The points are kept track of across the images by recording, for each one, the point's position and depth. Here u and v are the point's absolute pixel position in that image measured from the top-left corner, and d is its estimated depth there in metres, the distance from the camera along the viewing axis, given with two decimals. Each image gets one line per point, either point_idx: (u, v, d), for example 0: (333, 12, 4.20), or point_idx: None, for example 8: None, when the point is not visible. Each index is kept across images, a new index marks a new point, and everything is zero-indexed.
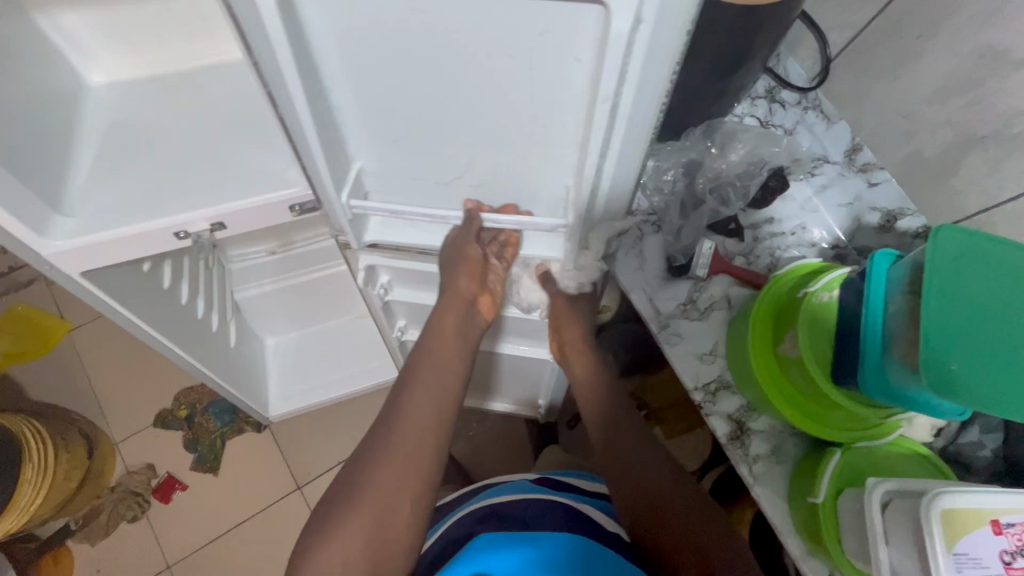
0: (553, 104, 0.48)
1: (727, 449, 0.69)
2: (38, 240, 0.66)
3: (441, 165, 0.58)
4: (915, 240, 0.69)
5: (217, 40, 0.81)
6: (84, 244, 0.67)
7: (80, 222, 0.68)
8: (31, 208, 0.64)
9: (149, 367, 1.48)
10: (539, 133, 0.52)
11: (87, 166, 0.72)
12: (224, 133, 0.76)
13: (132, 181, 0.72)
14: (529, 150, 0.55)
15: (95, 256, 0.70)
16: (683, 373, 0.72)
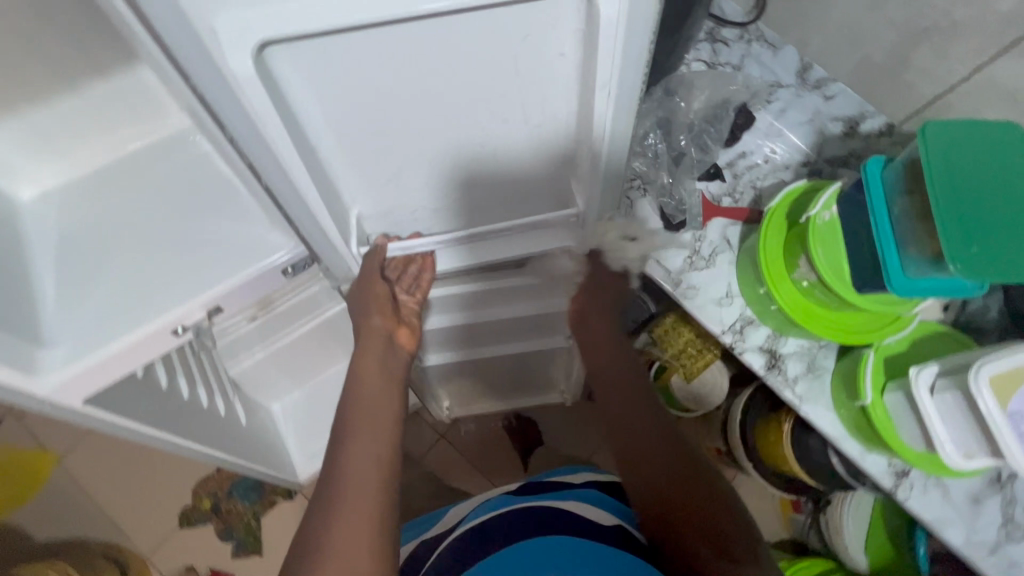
0: (543, 98, 0.49)
1: (768, 379, 0.72)
2: (31, 381, 0.61)
3: (440, 184, 0.58)
4: (881, 138, 0.73)
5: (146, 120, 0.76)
6: (85, 370, 0.63)
7: (68, 350, 0.64)
8: (12, 351, 0.59)
9: (157, 470, 1.40)
10: (533, 130, 0.53)
11: (53, 290, 0.68)
12: (190, 215, 0.72)
13: (109, 291, 0.68)
14: (523, 152, 0.56)
15: (96, 379, 0.65)
16: (709, 321, 0.74)
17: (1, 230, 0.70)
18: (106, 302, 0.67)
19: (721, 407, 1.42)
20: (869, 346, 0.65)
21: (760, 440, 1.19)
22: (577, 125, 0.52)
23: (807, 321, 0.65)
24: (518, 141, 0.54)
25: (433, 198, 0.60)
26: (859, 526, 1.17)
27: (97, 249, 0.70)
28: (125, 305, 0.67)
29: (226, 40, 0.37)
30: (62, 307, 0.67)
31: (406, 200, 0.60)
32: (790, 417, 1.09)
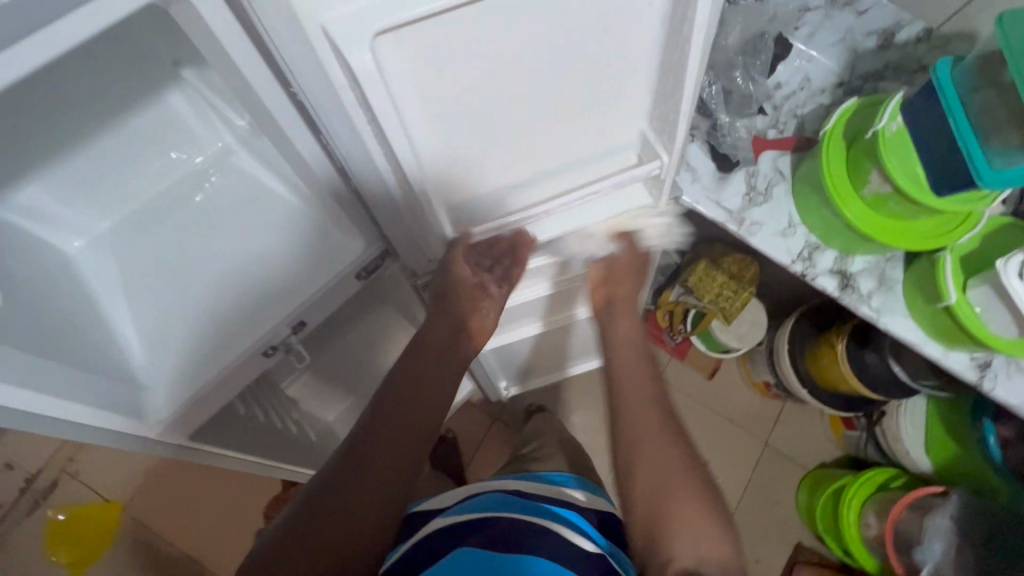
0: (629, 53, 0.48)
1: (843, 299, 0.74)
2: (142, 424, 0.62)
3: (521, 162, 0.57)
4: (918, 45, 0.74)
5: (185, 148, 0.76)
6: (190, 403, 0.65)
7: (167, 390, 0.66)
8: (119, 398, 0.61)
9: (227, 500, 1.40)
10: (616, 88, 0.52)
11: (136, 335, 0.69)
12: (251, 234, 0.72)
13: (191, 324, 0.69)
14: (602, 116, 0.54)
15: (200, 412, 0.66)
16: (777, 254, 0.75)
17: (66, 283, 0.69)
18: (194, 335, 0.68)
19: (764, 342, 1.45)
20: (944, 249, 0.67)
21: (813, 366, 1.23)
22: (661, 77, 0.51)
23: (881, 234, 0.66)
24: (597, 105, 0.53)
25: (509, 179, 0.59)
26: (918, 429, 1.21)
27: (172, 284, 0.71)
28: (216, 336, 0.68)
29: (342, 35, 0.35)
30: (150, 351, 0.68)
31: (483, 185, 0.58)
32: (842, 338, 1.12)
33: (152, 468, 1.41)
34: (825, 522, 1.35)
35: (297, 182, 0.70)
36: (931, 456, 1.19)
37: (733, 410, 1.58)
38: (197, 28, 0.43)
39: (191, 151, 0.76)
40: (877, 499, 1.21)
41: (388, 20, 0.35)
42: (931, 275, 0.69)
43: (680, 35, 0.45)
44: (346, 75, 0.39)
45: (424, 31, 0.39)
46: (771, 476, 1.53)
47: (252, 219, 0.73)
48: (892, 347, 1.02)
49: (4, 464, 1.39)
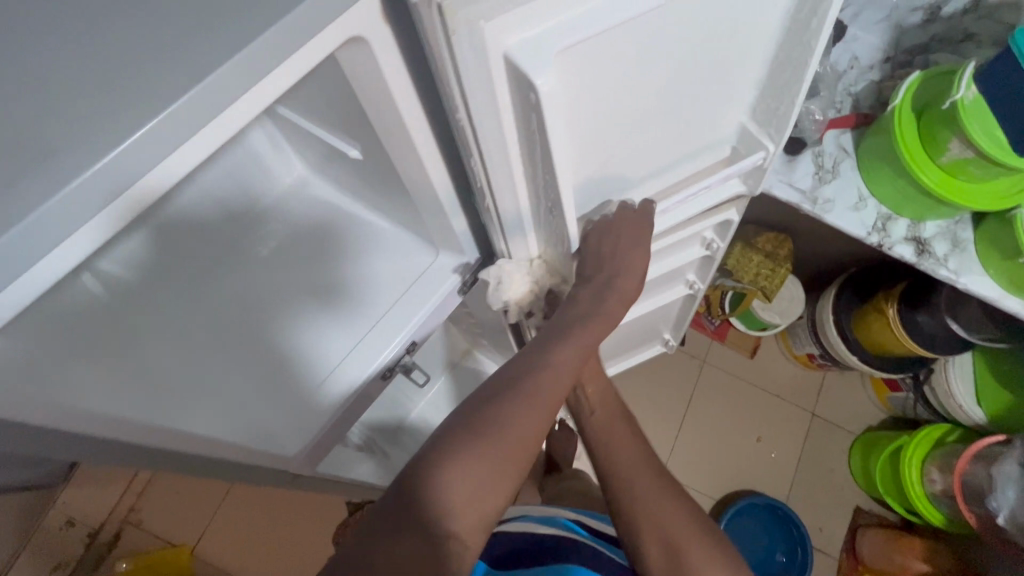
0: (748, 52, 0.50)
1: (922, 265, 0.77)
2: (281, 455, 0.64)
3: (633, 166, 0.58)
4: (964, 17, 0.77)
5: (267, 181, 0.80)
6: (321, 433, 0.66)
7: (295, 421, 0.66)
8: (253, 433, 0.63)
9: (294, 530, 1.40)
10: (728, 87, 0.54)
11: (246, 369, 0.70)
12: (347, 258, 0.74)
13: (303, 355, 0.70)
14: (712, 113, 0.56)
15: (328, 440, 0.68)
16: (852, 228, 0.78)
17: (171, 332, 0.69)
18: (310, 361, 0.69)
19: (804, 315, 1.48)
20: (1018, 207, 0.70)
21: (863, 333, 1.27)
22: (775, 70, 0.53)
23: (959, 197, 0.69)
24: (715, 103, 0.55)
25: (626, 180, 0.61)
26: (968, 382, 1.25)
27: (278, 318, 0.72)
28: (335, 357, 0.69)
29: (527, 60, 0.36)
30: (257, 387, 0.68)
31: (599, 189, 0.60)
32: (893, 304, 1.16)
33: (216, 507, 1.40)
34: (886, 484, 1.39)
35: (392, 208, 0.71)
36: (984, 407, 1.23)
37: (777, 385, 1.62)
38: (356, 70, 0.43)
39: (269, 186, 0.80)
40: (938, 454, 1.26)
41: (571, 42, 0.37)
42: (1005, 233, 0.72)
43: (810, 31, 0.46)
44: (513, 98, 0.40)
45: (592, 51, 0.40)
46: (822, 446, 1.56)
47: (349, 247, 0.75)
48: (947, 306, 1.06)
49: (65, 521, 1.36)
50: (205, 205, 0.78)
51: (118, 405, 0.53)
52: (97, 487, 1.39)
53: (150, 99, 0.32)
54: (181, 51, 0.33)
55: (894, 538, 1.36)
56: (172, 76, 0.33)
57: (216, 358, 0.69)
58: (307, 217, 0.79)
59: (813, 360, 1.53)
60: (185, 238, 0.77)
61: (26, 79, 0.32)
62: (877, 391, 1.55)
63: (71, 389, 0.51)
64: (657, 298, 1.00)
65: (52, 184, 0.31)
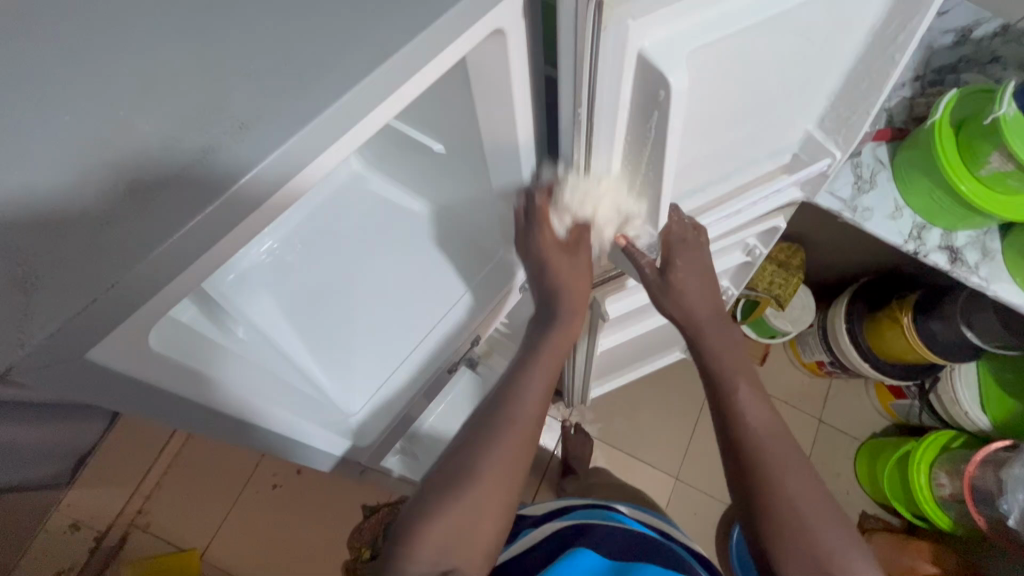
0: (829, 66, 0.54)
1: (955, 272, 0.81)
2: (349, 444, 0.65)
3: (708, 170, 0.61)
4: (993, 40, 0.81)
5: (329, 175, 0.81)
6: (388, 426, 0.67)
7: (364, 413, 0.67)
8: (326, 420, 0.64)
9: (308, 535, 1.38)
10: (804, 97, 0.57)
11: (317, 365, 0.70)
12: (409, 254, 0.77)
13: (369, 348, 0.71)
14: (784, 123, 0.59)
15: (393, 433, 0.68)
16: (890, 236, 0.82)
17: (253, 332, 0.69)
18: (382, 352, 0.71)
19: (815, 324, 1.52)
20: None
21: (876, 341, 1.32)
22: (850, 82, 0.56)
23: (996, 207, 0.73)
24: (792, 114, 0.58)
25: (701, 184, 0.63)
26: (973, 390, 1.30)
27: (345, 307, 0.74)
28: (402, 352, 0.71)
29: (665, 59, 0.38)
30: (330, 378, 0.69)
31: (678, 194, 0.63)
32: (908, 313, 1.21)
33: (230, 508, 1.38)
34: (893, 488, 1.44)
35: (460, 204, 0.73)
36: (989, 414, 1.28)
37: (785, 392, 1.66)
38: (479, 66, 0.45)
39: (327, 179, 0.81)
40: (946, 459, 1.30)
41: (703, 43, 0.39)
42: None
43: (896, 43, 0.49)
44: (635, 97, 0.43)
45: (713, 56, 0.42)
46: (829, 452, 1.61)
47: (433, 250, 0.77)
48: (961, 314, 1.11)
49: (70, 525, 1.32)
50: None
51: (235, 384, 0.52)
52: (106, 490, 1.34)
53: (329, 80, 0.34)
54: (352, 40, 0.35)
55: (902, 541, 1.41)
56: (344, 64, 0.34)
57: (290, 353, 0.69)
58: (371, 212, 0.80)
59: (822, 368, 1.57)
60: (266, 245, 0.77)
61: (218, 59, 0.34)
62: (880, 399, 1.60)
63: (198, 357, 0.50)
64: None
65: (244, 158, 0.32)
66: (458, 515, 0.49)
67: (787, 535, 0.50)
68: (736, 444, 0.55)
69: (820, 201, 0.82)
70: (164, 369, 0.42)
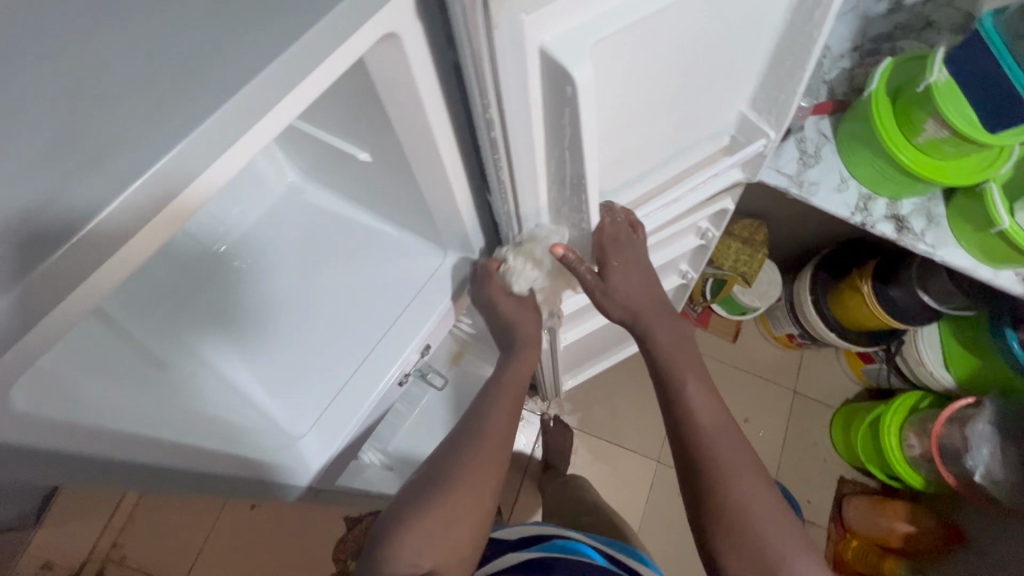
0: (751, 48, 0.53)
1: (902, 241, 0.82)
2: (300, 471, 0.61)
3: (642, 159, 0.60)
4: (925, 7, 0.81)
5: (266, 187, 0.79)
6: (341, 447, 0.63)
7: (315, 433, 0.64)
8: (268, 447, 0.60)
9: (290, 553, 1.36)
10: (732, 80, 0.56)
11: (260, 391, 0.68)
12: (354, 263, 0.74)
13: (317, 365, 0.68)
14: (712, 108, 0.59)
15: (348, 451, 0.67)
16: (838, 209, 0.82)
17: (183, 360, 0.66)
18: (330, 367, 0.68)
19: (782, 298, 1.54)
20: (988, 180, 0.75)
21: (839, 310, 1.34)
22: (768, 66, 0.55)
23: (935, 174, 0.74)
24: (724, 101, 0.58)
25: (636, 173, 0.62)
26: (937, 351, 1.32)
27: (290, 326, 0.72)
28: (351, 365, 0.68)
29: (568, 53, 0.37)
30: (274, 400, 0.67)
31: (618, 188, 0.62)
32: (867, 281, 1.23)
33: (208, 533, 1.35)
34: (868, 452, 1.47)
35: (397, 209, 0.71)
36: (953, 373, 1.30)
37: (760, 366, 1.67)
38: (383, 72, 0.43)
39: (262, 192, 0.79)
40: (914, 420, 1.33)
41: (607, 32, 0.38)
42: (977, 206, 0.77)
43: (812, 21, 0.49)
44: (545, 94, 0.41)
45: (623, 46, 0.41)
46: (805, 422, 1.63)
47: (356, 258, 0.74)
48: (917, 278, 1.13)
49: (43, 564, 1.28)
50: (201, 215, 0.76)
51: (123, 427, 0.47)
52: (77, 524, 1.31)
53: (200, 106, 0.33)
54: (225, 57, 0.33)
55: (878, 503, 1.44)
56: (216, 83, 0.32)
57: (227, 381, 0.67)
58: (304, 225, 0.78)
59: (793, 340, 1.59)
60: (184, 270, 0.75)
61: (81, 88, 0.32)
62: (851, 366, 1.62)
63: (81, 402, 0.46)
64: None
65: (107, 192, 0.31)
66: (432, 526, 0.55)
67: (732, 521, 0.53)
68: (689, 437, 0.59)
69: (767, 177, 0.82)
70: (62, 427, 0.40)
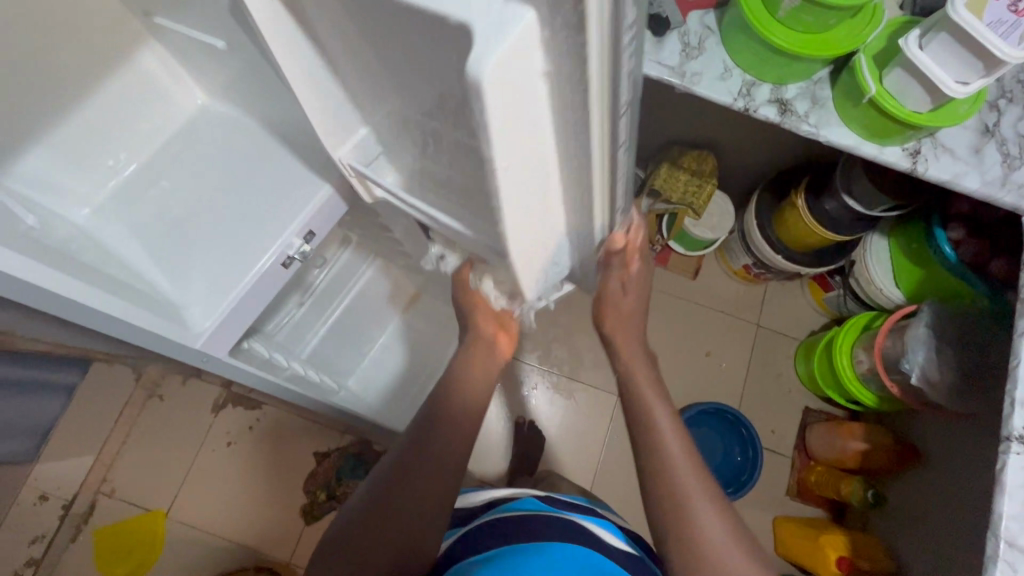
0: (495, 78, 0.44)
1: (785, 123, 0.83)
2: (189, 333, 0.69)
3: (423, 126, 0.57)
4: None
5: (176, 100, 0.88)
6: (226, 314, 0.72)
7: (204, 305, 0.72)
8: (153, 302, 0.68)
9: (266, 490, 1.45)
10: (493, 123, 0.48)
11: (155, 270, 0.75)
12: (252, 164, 0.83)
13: (212, 249, 0.77)
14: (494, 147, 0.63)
15: (236, 323, 0.74)
16: (719, 96, 0.84)
17: (84, 242, 0.76)
18: (222, 249, 0.76)
19: (735, 229, 1.55)
20: (858, 52, 0.77)
21: (782, 230, 1.34)
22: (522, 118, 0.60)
23: (802, 47, 0.76)
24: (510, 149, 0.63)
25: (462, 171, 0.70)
26: (885, 267, 1.31)
27: (191, 220, 0.80)
28: (240, 244, 0.76)
29: None
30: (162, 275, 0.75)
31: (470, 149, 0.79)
32: (801, 195, 1.23)
33: (188, 468, 1.46)
34: (825, 377, 1.47)
35: (283, 105, 0.76)
36: (901, 288, 1.30)
37: (722, 303, 1.67)
38: None
39: (173, 104, 0.88)
40: (863, 338, 1.33)
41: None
42: (853, 80, 0.78)
43: None
44: None
45: None
46: (769, 354, 1.63)
47: (257, 160, 0.83)
48: (842, 185, 1.13)
49: (39, 496, 1.41)
50: (108, 118, 0.84)
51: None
52: (68, 461, 1.43)
53: None
54: None
55: (837, 426, 1.44)
56: None
57: (125, 261, 0.75)
58: (206, 133, 0.87)
59: (750, 272, 1.59)
60: (87, 163, 0.83)
61: None
62: (814, 296, 1.61)
63: None
64: None
65: None
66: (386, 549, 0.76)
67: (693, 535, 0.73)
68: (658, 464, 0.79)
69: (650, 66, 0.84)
70: None
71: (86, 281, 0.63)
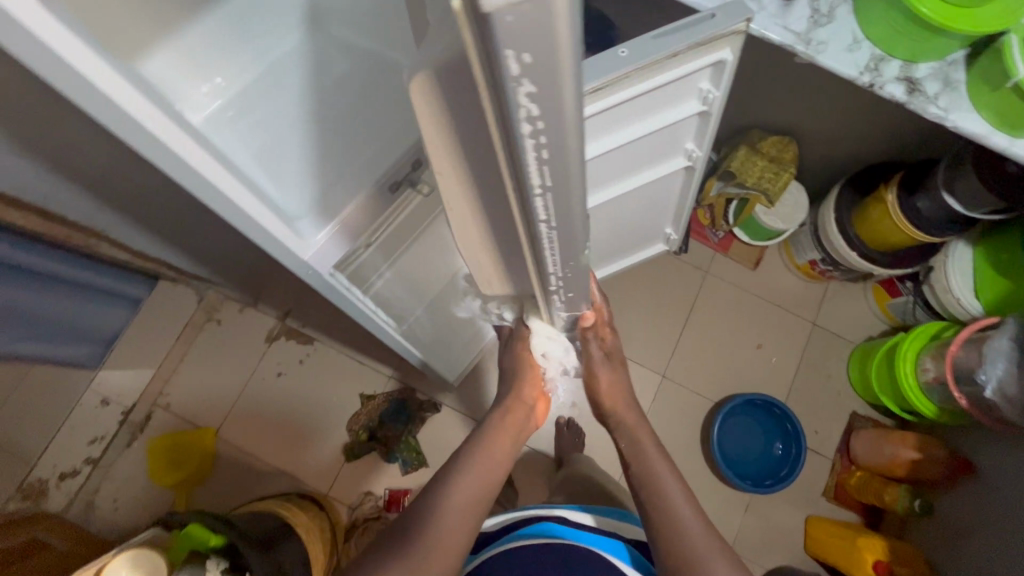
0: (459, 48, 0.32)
1: (912, 103, 0.79)
2: (302, 242, 0.71)
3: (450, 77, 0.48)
4: None
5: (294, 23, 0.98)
6: (335, 231, 0.74)
7: (314, 218, 0.75)
8: (271, 203, 0.71)
9: (312, 423, 1.49)
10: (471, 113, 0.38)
11: (265, 175, 0.82)
12: (361, 97, 0.90)
13: (321, 167, 0.84)
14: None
15: (342, 242, 0.74)
16: (845, 68, 0.80)
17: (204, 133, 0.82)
18: (330, 168, 0.83)
19: (807, 222, 1.50)
20: (1006, 32, 0.74)
21: (862, 226, 1.30)
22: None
23: (951, 21, 0.72)
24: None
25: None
26: (967, 277, 1.25)
27: (300, 137, 0.88)
28: (348, 165, 0.83)
29: None
30: (272, 181, 0.81)
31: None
32: (891, 190, 1.19)
33: (240, 391, 1.51)
34: (881, 385, 1.43)
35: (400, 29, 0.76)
36: (981, 300, 1.23)
37: (780, 296, 1.63)
38: None
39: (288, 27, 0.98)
40: (931, 347, 1.29)
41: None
42: (996, 61, 0.74)
43: None
44: None
45: None
46: (822, 354, 1.59)
47: (367, 93, 0.90)
48: (944, 181, 1.08)
49: (101, 400, 1.47)
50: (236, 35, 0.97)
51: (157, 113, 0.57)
52: (129, 371, 1.48)
53: None
54: None
55: (886, 433, 1.42)
56: None
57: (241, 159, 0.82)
58: (327, 64, 0.95)
59: (815, 268, 1.54)
60: (207, 63, 0.94)
61: None
62: (878, 301, 1.57)
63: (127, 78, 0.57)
64: (655, 168, 1.04)
65: None
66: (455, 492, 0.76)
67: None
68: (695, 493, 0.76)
69: (774, 30, 0.81)
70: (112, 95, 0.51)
71: (228, 170, 0.66)
